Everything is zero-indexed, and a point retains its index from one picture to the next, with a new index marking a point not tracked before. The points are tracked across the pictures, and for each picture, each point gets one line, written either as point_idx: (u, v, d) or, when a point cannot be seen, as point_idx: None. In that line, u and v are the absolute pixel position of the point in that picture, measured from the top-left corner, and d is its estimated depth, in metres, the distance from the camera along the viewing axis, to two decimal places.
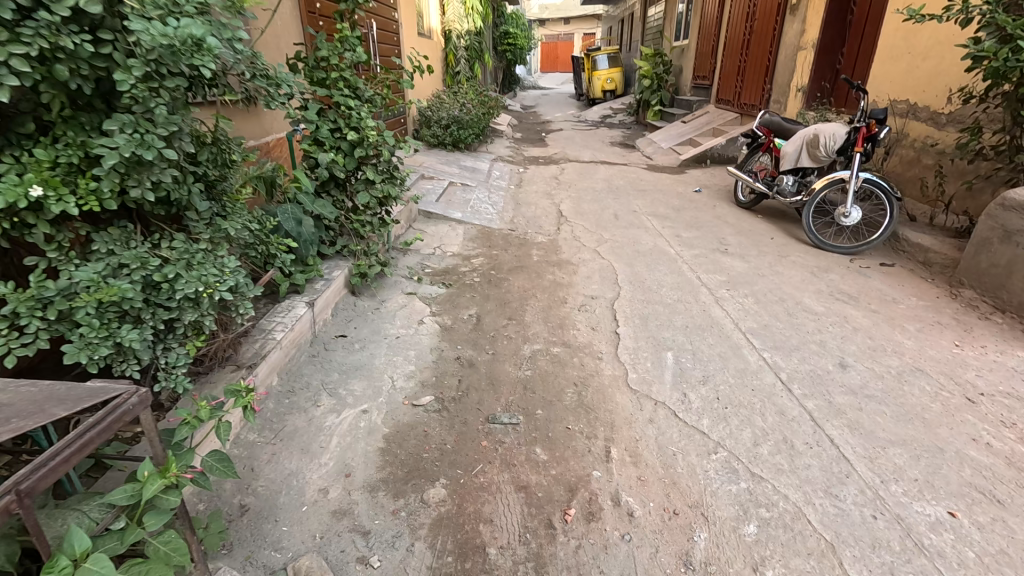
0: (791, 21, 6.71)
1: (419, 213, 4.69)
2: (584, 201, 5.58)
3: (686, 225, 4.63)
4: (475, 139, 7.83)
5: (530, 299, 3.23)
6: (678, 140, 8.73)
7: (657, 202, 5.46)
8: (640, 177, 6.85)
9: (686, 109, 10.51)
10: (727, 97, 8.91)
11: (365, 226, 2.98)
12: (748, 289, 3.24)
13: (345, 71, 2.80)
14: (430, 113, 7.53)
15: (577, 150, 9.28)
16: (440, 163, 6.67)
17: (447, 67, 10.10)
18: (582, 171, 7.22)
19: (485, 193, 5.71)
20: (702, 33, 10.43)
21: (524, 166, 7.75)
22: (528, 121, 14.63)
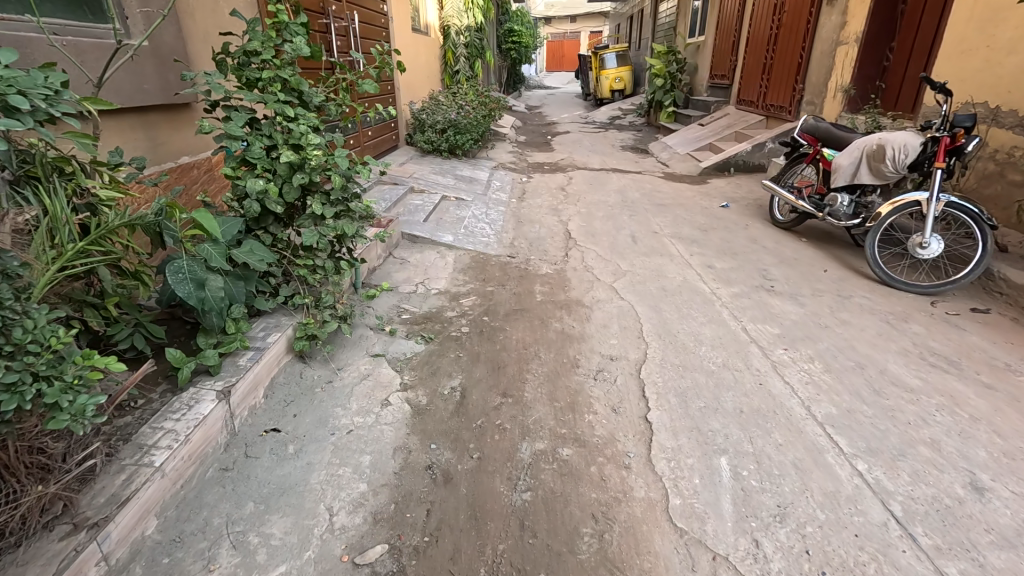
0: (829, 12, 5.96)
1: (402, 236, 3.99)
2: (595, 218, 4.87)
3: (718, 251, 3.91)
4: (474, 145, 7.12)
5: (531, 360, 2.52)
6: (696, 145, 7.99)
7: (680, 220, 4.73)
8: (657, 188, 6.11)
9: (703, 110, 9.76)
10: (750, 98, 8.16)
11: (315, 272, 2.28)
12: (812, 348, 2.52)
13: (284, 70, 2.11)
14: (424, 117, 6.84)
15: (585, 155, 8.56)
16: (434, 172, 5.97)
17: (446, 66, 9.42)
18: (593, 180, 6.49)
19: (483, 210, 5.00)
20: (720, 29, 9.68)
21: (528, 174, 7.04)
22: (533, 122, 13.91)
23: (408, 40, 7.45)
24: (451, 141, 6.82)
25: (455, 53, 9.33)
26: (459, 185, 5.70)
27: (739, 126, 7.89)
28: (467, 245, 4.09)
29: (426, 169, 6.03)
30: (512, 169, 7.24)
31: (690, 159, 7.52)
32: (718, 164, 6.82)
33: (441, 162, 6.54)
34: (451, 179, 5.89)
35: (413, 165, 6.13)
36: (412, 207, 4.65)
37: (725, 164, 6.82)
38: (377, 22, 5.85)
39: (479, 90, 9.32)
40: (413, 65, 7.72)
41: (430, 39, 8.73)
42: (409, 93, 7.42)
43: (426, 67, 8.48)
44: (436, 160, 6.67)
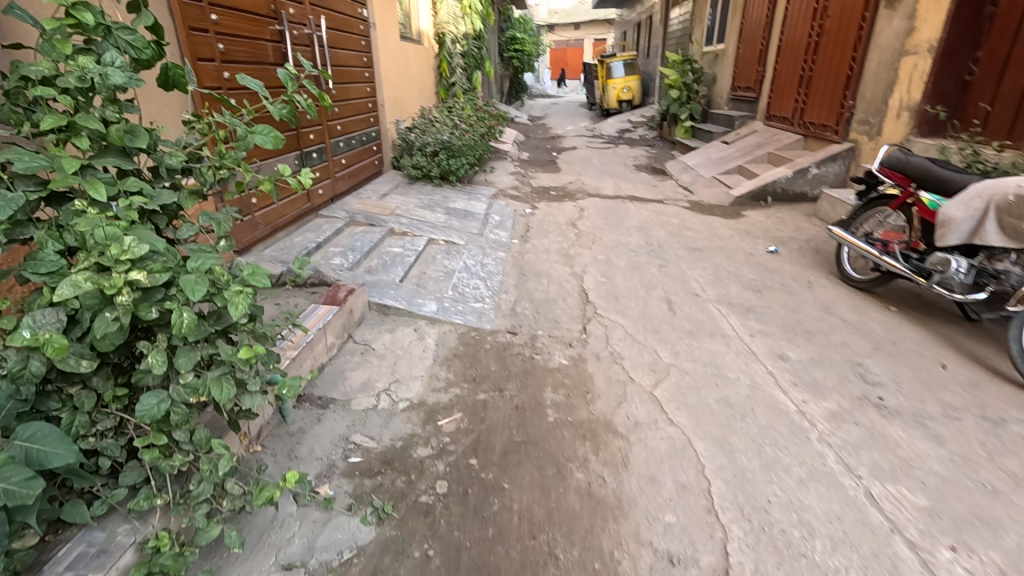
0: (890, 16, 5.04)
1: (369, 307, 3.04)
2: (617, 269, 3.94)
3: (786, 329, 2.95)
4: (470, 171, 6.20)
5: (542, 568, 1.56)
6: (723, 167, 7.06)
7: (724, 275, 3.77)
8: (685, 223, 5.18)
9: (725, 125, 8.84)
10: (783, 114, 7.23)
11: (172, 455, 1.33)
12: (995, 547, 1.57)
13: (105, 113, 1.18)
14: (413, 138, 5.96)
15: (596, 177, 7.65)
16: (421, 205, 5.05)
17: (441, 77, 8.52)
18: (610, 212, 5.56)
19: (478, 259, 4.06)
20: (744, 36, 8.77)
21: (533, 203, 6.13)
22: (537, 136, 13.02)
23: (396, 49, 6.53)
24: (442, 167, 5.89)
25: (451, 63, 8.42)
26: (451, 223, 4.77)
27: (771, 146, 6.95)
28: (455, 315, 3.14)
29: (413, 202, 5.10)
30: (513, 198, 6.31)
31: (717, 184, 6.59)
32: (753, 192, 5.88)
33: (431, 192, 5.62)
34: (441, 214, 4.96)
35: (398, 196, 5.21)
36: (389, 260, 3.71)
37: (762, 192, 5.88)
38: (354, 30, 4.97)
39: (477, 103, 8.41)
40: (402, 77, 6.78)
41: (422, 48, 7.81)
42: (396, 110, 6.50)
43: (417, 79, 7.56)
44: (425, 188, 5.75)
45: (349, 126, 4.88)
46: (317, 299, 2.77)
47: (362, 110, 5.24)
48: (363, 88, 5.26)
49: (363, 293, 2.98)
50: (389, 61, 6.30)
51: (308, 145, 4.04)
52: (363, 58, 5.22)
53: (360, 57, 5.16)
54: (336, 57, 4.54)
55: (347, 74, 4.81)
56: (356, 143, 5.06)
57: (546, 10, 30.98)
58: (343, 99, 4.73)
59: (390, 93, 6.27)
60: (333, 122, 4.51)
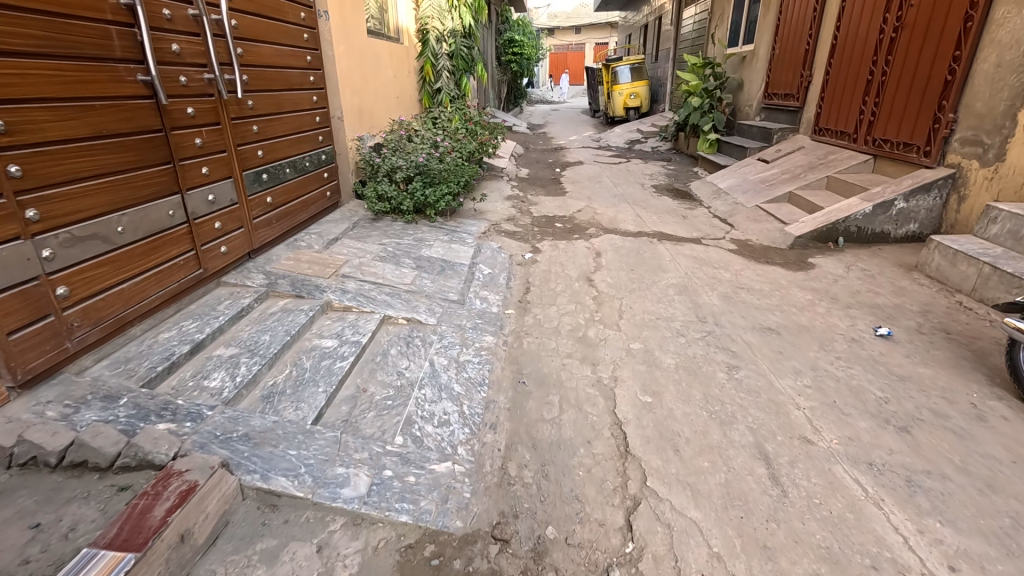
0: (1021, 2, 3.74)
1: (242, 497, 1.68)
2: (664, 372, 2.59)
3: (1005, 545, 1.61)
4: (454, 203, 4.86)
5: None
6: (767, 193, 5.73)
7: (834, 390, 2.43)
8: (740, 278, 3.83)
9: (758, 140, 7.52)
10: (840, 128, 5.91)
11: None
12: None
13: None
14: (380, 161, 4.63)
15: (609, 203, 6.32)
16: (382, 256, 3.71)
17: (424, 81, 7.19)
18: (636, 260, 4.22)
19: (454, 353, 2.71)
20: (782, 35, 7.48)
21: (533, 243, 4.79)
22: (537, 148, 11.71)
23: (364, 46, 5.21)
24: (417, 199, 4.56)
25: (437, 66, 7.10)
26: (421, 283, 3.42)
27: (828, 168, 5.62)
28: (397, 498, 1.77)
29: (370, 251, 3.75)
30: (509, 235, 4.97)
31: (764, 217, 5.26)
32: (819, 231, 4.54)
33: (400, 233, 4.27)
34: (407, 269, 3.61)
35: (350, 243, 3.86)
36: (308, 371, 2.36)
37: (831, 232, 4.53)
38: (292, 17, 3.65)
39: (467, 113, 7.07)
40: (372, 82, 5.45)
41: (400, 47, 6.49)
42: (362, 123, 5.16)
43: (393, 84, 6.23)
44: (394, 227, 4.40)
45: (280, 149, 3.53)
46: (110, 522, 1.40)
47: (304, 125, 3.89)
48: (306, 96, 3.92)
49: (225, 479, 1.61)
50: (354, 61, 4.97)
51: (198, 183, 2.69)
52: (307, 56, 3.90)
53: (302, 54, 3.83)
54: (256, 53, 3.20)
55: (277, 76, 3.46)
56: (293, 170, 3.72)
57: (546, 13, 29.79)
58: (270, 112, 3.39)
59: (354, 102, 4.95)
60: (250, 145, 3.17)
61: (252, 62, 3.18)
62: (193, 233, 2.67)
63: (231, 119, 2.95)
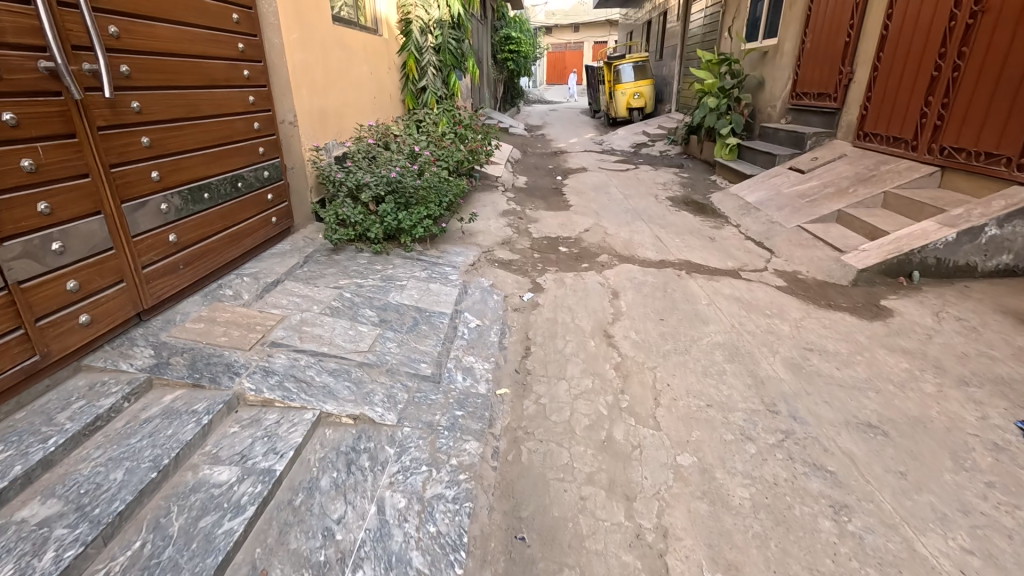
0: None
1: None
2: (737, 519, 1.70)
3: None
4: (438, 228, 3.95)
5: None
6: (808, 211, 4.84)
7: (1015, 562, 1.54)
8: (805, 333, 2.94)
9: (787, 146, 6.64)
10: (893, 134, 5.03)
11: None
12: None
13: None
14: (344, 178, 3.73)
15: (622, 220, 5.44)
16: (336, 308, 2.81)
17: (407, 79, 6.27)
18: (665, 305, 3.33)
19: (417, 483, 1.81)
20: (813, 27, 6.61)
21: (534, 277, 3.89)
22: (536, 152, 10.83)
23: (328, 36, 4.30)
24: (388, 223, 3.65)
25: (421, 61, 6.18)
26: (383, 352, 2.52)
27: (882, 181, 4.73)
28: None
29: (319, 302, 2.84)
30: (504, 266, 4.07)
31: (811, 241, 4.37)
32: (888, 264, 3.65)
33: (364, 271, 3.36)
34: (367, 327, 2.71)
35: (295, 289, 2.95)
36: (171, 544, 1.45)
37: (904, 264, 3.65)
38: None
39: (455, 115, 6.17)
40: (340, 80, 4.56)
41: (377, 39, 5.58)
42: (327, 130, 4.28)
43: (368, 84, 5.34)
44: (358, 262, 3.49)
45: (192, 167, 2.62)
46: None
47: (235, 135, 2.98)
48: (239, 97, 3.01)
49: None
50: (317, 54, 4.09)
51: (28, 227, 1.77)
52: (238, 44, 2.99)
53: (231, 41, 2.92)
54: (147, 35, 2.29)
55: (187, 68, 2.56)
56: (214, 195, 2.81)
57: (545, 12, 28.90)
58: (173, 117, 2.47)
59: (314, 104, 4.06)
60: (137, 164, 2.25)
61: (142, 48, 2.27)
62: (17, 304, 1.75)
63: (97, 129, 2.04)
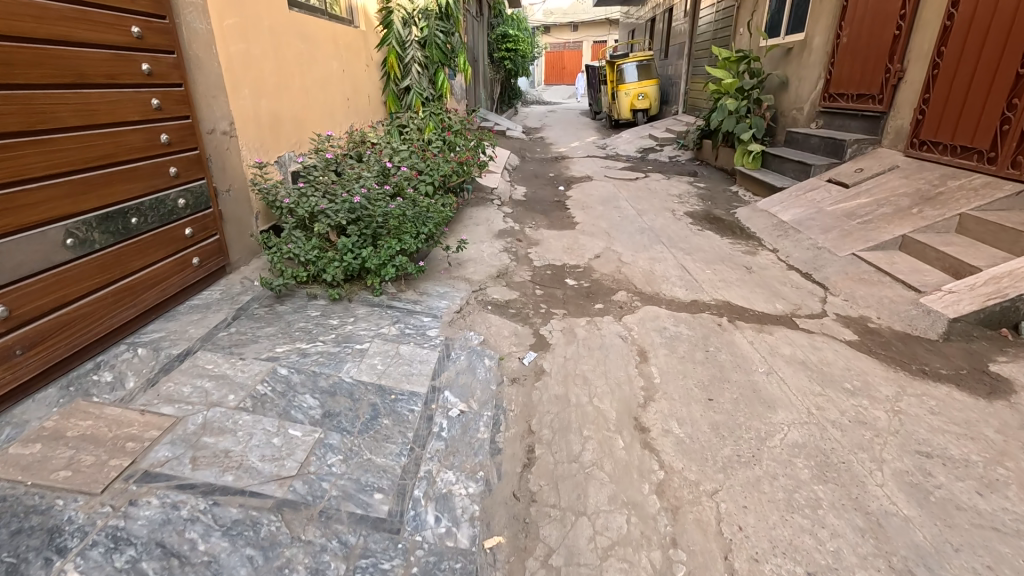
0: None
1: None
2: None
3: None
4: (418, 264, 3.11)
5: None
6: (862, 236, 4.06)
7: None
8: (911, 423, 2.15)
9: (820, 155, 5.87)
10: (960, 144, 4.26)
11: None
12: None
13: None
14: (296, 203, 2.96)
15: (637, 243, 4.65)
16: (264, 398, 2.01)
17: (388, 78, 5.47)
18: (710, 372, 2.54)
19: None
20: (848, 20, 5.84)
21: (536, 326, 3.09)
22: (535, 157, 10.05)
23: (281, 23, 3.48)
24: (348, 261, 2.83)
25: (403, 56, 5.36)
26: (319, 479, 1.72)
27: (953, 200, 3.94)
28: None
29: (238, 388, 2.03)
30: (499, 309, 3.27)
31: (873, 276, 3.59)
32: (989, 312, 2.86)
33: (315, 329, 2.55)
34: (300, 432, 1.90)
35: (208, 365, 2.13)
36: None
37: (1008, 313, 2.86)
38: None
39: (443, 118, 5.35)
40: (300, 77, 3.77)
41: (351, 31, 4.79)
42: (280, 138, 3.49)
43: (339, 83, 4.55)
44: (308, 315, 2.68)
45: (36, 204, 1.80)
46: None
47: (123, 152, 2.16)
48: (132, 99, 2.19)
49: None
50: (266, 44, 3.30)
51: None
52: (129, 23, 2.17)
53: (118, 23, 2.11)
54: None
55: (29, 59, 1.75)
56: (86, 239, 1.99)
57: (543, 10, 28.12)
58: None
59: (262, 106, 3.28)
60: None
61: None
62: None
63: None
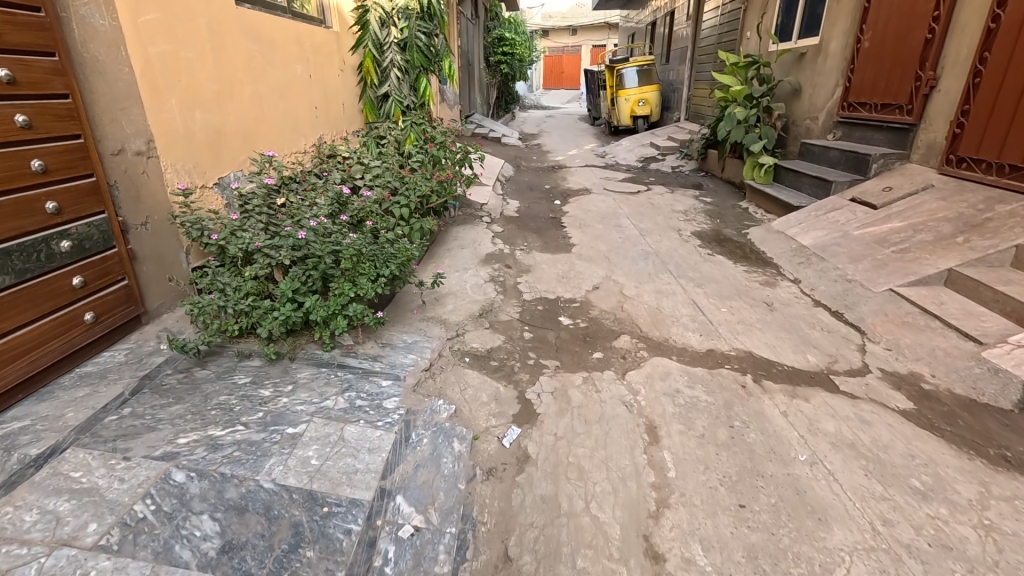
0: None
1: None
2: None
3: None
4: (379, 313, 2.54)
5: None
6: (899, 267, 3.54)
7: None
8: (1011, 551, 1.62)
9: (840, 170, 5.35)
10: (1010, 163, 3.76)
11: None
12: None
13: None
14: (227, 241, 2.42)
15: (641, 271, 4.13)
16: (141, 525, 1.47)
17: (364, 84, 4.95)
18: (738, 460, 2.01)
19: None
20: (871, 23, 5.34)
21: (522, 386, 2.56)
22: (531, 166, 9.54)
23: (224, 22, 2.96)
24: (287, 312, 2.28)
25: (380, 60, 4.84)
26: None
27: (1006, 228, 3.42)
28: None
29: (107, 511, 1.49)
30: (478, 362, 2.74)
31: (918, 319, 3.06)
32: None
33: (238, 405, 2.02)
34: None
35: (75, 474, 1.59)
36: None
37: None
38: None
39: (426, 129, 4.83)
40: (250, 85, 3.24)
41: (321, 32, 4.28)
42: (222, 156, 2.97)
43: (304, 91, 4.03)
44: (233, 384, 2.14)
45: None
46: None
47: None
48: None
49: None
50: (204, 46, 2.79)
51: None
52: None
53: None
54: None
55: None
56: None
57: (542, 13, 27.73)
58: None
59: (197, 119, 2.75)
60: None
61: None
62: None
63: None
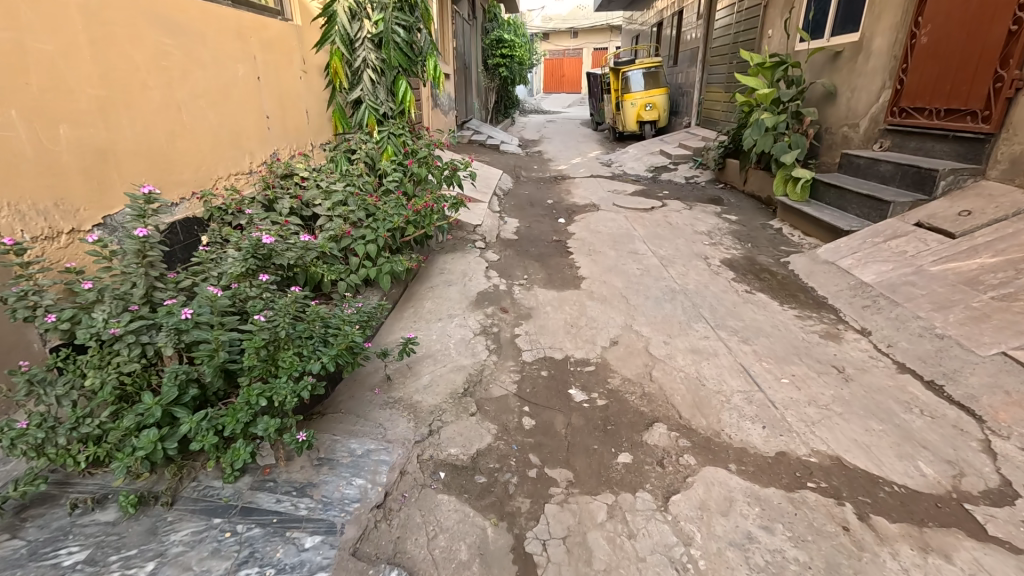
0: None
1: None
2: None
3: None
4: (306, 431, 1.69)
5: None
6: (1006, 321, 2.74)
7: None
8: None
9: (895, 187, 4.55)
10: None
11: None
12: None
13: None
14: (75, 319, 1.60)
15: (668, 318, 3.32)
16: None
17: (333, 87, 4.16)
18: None
19: None
20: (929, 14, 4.54)
21: (519, 527, 1.76)
22: (532, 177, 8.75)
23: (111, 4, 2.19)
24: (151, 444, 1.45)
25: (351, 59, 4.03)
26: None
27: None
28: None
29: None
30: (457, 481, 1.94)
31: None
32: None
33: None
34: None
35: None
36: None
37: None
38: None
39: (406, 141, 4.03)
40: (158, 89, 2.46)
41: (275, 25, 3.50)
42: (110, 187, 2.18)
43: (249, 96, 3.22)
44: (53, 569, 1.32)
45: None
46: None
47: None
48: None
49: None
50: (74, 38, 2.02)
51: None
52: None
53: None
54: None
55: None
56: None
57: (541, 15, 26.96)
58: None
59: (61, 136, 1.97)
60: None
61: None
62: None
63: None
